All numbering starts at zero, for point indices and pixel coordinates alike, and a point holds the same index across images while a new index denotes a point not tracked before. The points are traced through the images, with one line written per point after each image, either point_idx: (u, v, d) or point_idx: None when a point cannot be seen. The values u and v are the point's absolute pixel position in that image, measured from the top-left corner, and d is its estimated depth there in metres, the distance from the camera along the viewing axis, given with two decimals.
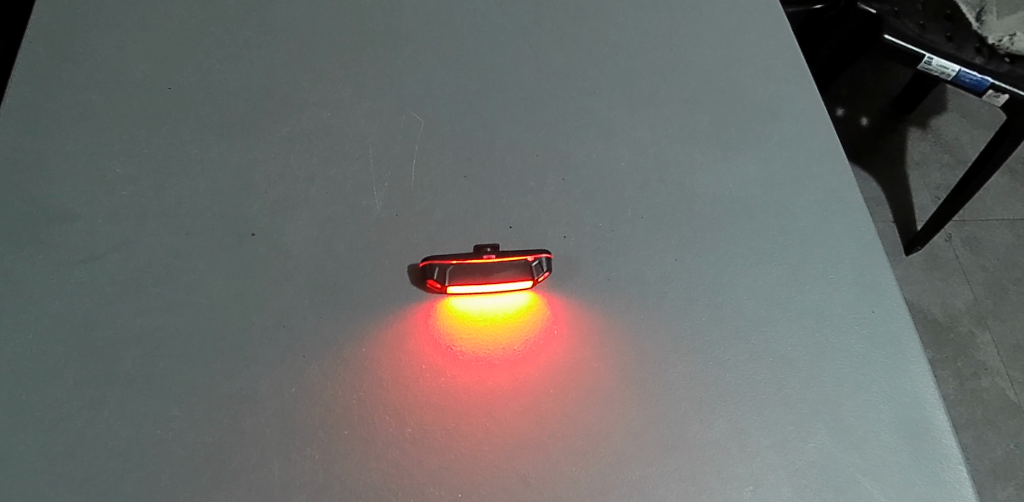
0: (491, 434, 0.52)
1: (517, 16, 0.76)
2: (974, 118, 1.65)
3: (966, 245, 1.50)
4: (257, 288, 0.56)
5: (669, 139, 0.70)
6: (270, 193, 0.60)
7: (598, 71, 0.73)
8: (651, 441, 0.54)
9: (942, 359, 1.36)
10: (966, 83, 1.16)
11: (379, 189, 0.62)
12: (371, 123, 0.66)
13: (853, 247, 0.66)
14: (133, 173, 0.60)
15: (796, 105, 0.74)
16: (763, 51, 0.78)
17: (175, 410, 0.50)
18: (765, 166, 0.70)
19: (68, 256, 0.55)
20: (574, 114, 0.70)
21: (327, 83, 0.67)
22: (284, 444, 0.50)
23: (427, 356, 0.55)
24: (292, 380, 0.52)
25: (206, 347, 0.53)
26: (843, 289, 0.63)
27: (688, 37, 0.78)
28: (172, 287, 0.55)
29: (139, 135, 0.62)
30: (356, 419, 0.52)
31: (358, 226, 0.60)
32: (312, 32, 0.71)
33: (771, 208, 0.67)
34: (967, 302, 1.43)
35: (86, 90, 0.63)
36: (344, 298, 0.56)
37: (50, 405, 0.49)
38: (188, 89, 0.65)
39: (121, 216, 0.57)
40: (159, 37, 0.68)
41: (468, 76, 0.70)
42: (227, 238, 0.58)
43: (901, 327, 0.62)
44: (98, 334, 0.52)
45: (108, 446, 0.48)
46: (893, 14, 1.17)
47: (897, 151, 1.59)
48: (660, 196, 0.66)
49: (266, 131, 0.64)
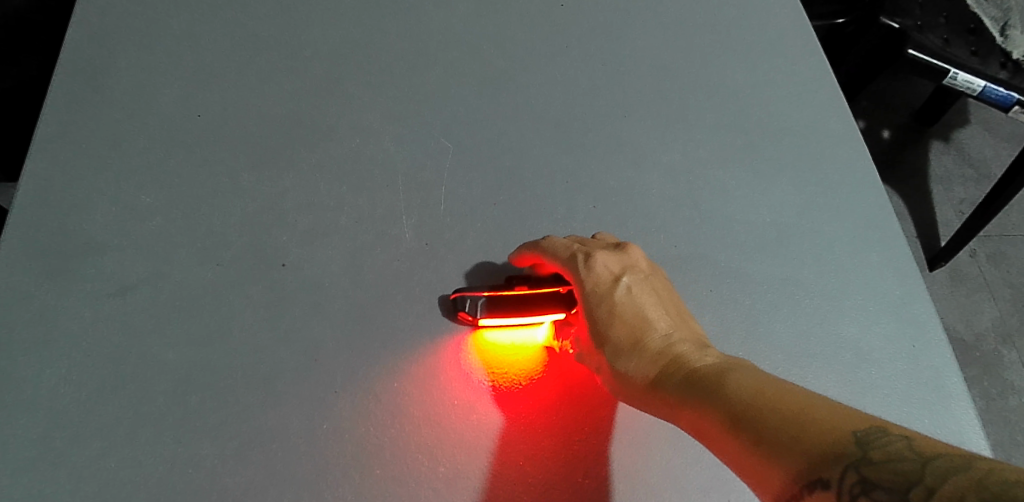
0: (524, 473, 0.52)
1: (544, 36, 0.75)
2: (999, 132, 1.63)
3: (992, 261, 1.47)
4: (287, 319, 0.55)
5: (700, 164, 0.69)
6: (298, 221, 0.60)
7: (625, 93, 0.73)
8: (689, 482, 0.53)
9: (969, 378, 1.33)
10: (993, 98, 1.14)
11: (409, 217, 0.61)
12: (399, 149, 0.65)
13: (890, 278, 0.65)
14: (165, 202, 0.59)
15: (828, 130, 0.73)
16: (792, 72, 0.77)
17: (206, 448, 0.49)
18: (797, 194, 0.69)
19: (97, 288, 0.54)
20: (603, 138, 0.69)
21: (355, 108, 0.67)
22: (315, 483, 0.49)
23: (459, 392, 0.54)
24: (324, 416, 0.52)
25: (236, 381, 0.52)
26: (880, 322, 0.63)
27: (717, 59, 0.77)
28: (203, 318, 0.54)
29: (170, 164, 0.61)
30: (389, 457, 0.51)
31: (390, 256, 0.59)
32: (340, 55, 0.70)
33: (804, 238, 0.66)
34: (994, 320, 1.40)
35: (118, 118, 0.63)
36: (375, 331, 0.56)
37: (82, 442, 0.49)
38: (219, 116, 0.65)
39: (153, 246, 0.57)
40: (190, 62, 0.68)
41: (496, 99, 0.70)
42: (256, 268, 0.57)
43: (942, 362, 0.61)
44: (131, 369, 0.52)
45: (139, 484, 0.48)
46: (918, 28, 1.14)
47: (921, 166, 1.56)
48: (691, 223, 0.65)
49: (296, 159, 0.63)
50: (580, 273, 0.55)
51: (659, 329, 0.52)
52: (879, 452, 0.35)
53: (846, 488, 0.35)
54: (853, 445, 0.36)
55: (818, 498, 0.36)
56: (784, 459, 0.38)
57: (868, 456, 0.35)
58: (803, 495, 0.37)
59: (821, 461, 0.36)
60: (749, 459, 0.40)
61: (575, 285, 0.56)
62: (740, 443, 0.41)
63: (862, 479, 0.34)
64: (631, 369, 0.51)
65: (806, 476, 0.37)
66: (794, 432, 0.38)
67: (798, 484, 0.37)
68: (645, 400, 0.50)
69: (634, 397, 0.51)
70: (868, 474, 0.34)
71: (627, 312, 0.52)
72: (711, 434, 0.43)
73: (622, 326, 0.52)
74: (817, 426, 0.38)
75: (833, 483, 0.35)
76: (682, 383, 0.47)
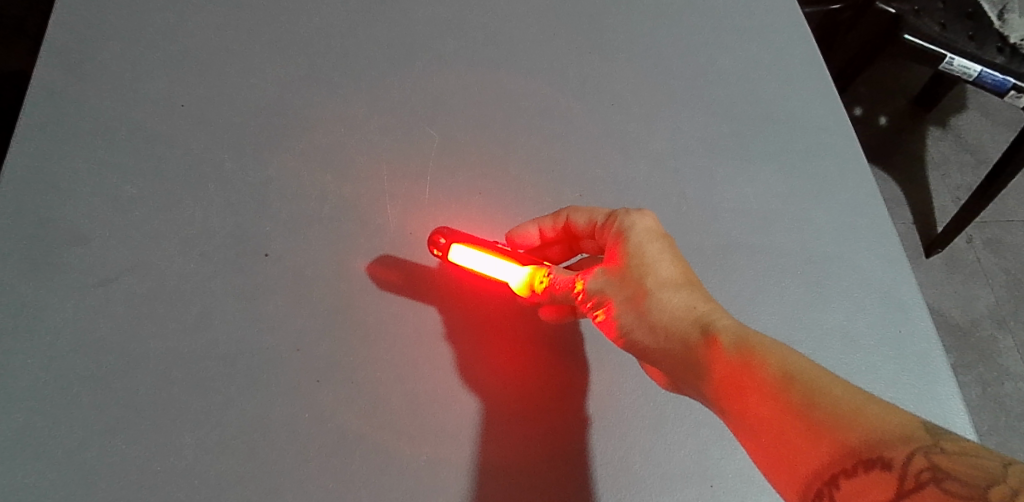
0: (505, 460, 0.53)
1: (532, 23, 0.75)
2: (996, 117, 1.62)
3: (988, 246, 1.47)
4: (270, 309, 0.55)
5: (688, 152, 0.69)
6: (282, 211, 0.60)
7: (614, 80, 0.72)
8: (669, 469, 0.54)
9: (964, 364, 1.34)
10: (989, 83, 1.12)
11: (394, 206, 0.61)
12: (384, 139, 0.65)
13: (877, 266, 0.65)
14: (147, 193, 0.59)
15: (817, 117, 0.73)
16: (782, 59, 0.77)
17: (187, 438, 0.50)
18: (784, 181, 0.68)
19: (79, 278, 0.54)
20: (590, 125, 0.69)
21: (340, 97, 0.67)
22: (298, 471, 0.50)
23: (441, 381, 0.55)
24: (307, 406, 0.52)
25: (218, 371, 0.52)
26: (866, 309, 0.63)
27: (706, 46, 0.76)
28: (185, 309, 0.54)
29: (153, 154, 0.61)
30: (372, 445, 0.51)
31: (374, 245, 0.59)
32: (325, 44, 0.70)
33: (791, 226, 0.66)
34: (989, 305, 1.40)
35: (99, 108, 0.63)
36: (358, 321, 0.56)
37: (64, 433, 0.49)
38: (202, 106, 0.64)
39: (135, 237, 0.57)
40: (173, 51, 0.67)
41: (482, 87, 0.69)
42: (239, 258, 0.57)
43: (927, 348, 0.62)
44: (112, 359, 0.52)
45: (121, 473, 0.48)
46: (915, 13, 1.12)
47: (918, 152, 1.55)
48: (677, 211, 0.65)
49: (280, 149, 0.63)
50: (628, 223, 0.53)
51: (700, 293, 0.50)
52: (954, 446, 0.35)
53: (912, 470, 0.34)
54: (926, 435, 0.36)
55: (877, 476, 0.35)
56: (847, 433, 0.37)
57: (942, 447, 0.35)
58: (857, 470, 0.36)
59: (889, 442, 0.36)
60: (797, 424, 0.39)
61: (614, 237, 0.53)
62: (793, 407, 0.40)
63: (933, 467, 0.34)
64: (665, 314, 0.48)
65: (867, 450, 0.36)
66: (861, 412, 0.38)
67: (855, 455, 0.36)
68: (676, 356, 0.47)
69: (656, 344, 0.48)
70: (941, 463, 0.34)
71: (676, 272, 0.50)
72: (755, 390, 0.42)
73: (667, 281, 0.49)
74: (886, 413, 0.38)
75: (899, 463, 0.35)
76: (727, 336, 0.45)
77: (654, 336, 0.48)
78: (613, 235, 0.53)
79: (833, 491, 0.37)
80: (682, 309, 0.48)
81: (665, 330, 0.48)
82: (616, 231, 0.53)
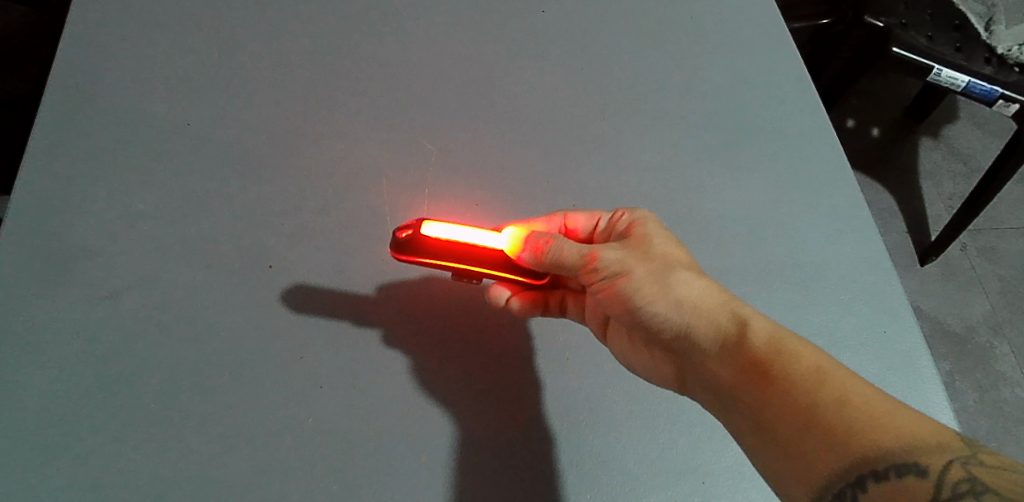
0: (501, 458, 0.54)
1: (527, 41, 0.77)
2: (985, 127, 1.64)
3: (982, 253, 1.49)
4: (275, 319, 0.57)
5: (679, 163, 0.71)
6: (285, 225, 0.62)
7: (606, 94, 0.74)
8: (662, 466, 0.55)
9: (961, 370, 1.35)
10: (977, 92, 1.15)
11: (393, 218, 0.64)
12: (384, 153, 0.67)
13: (864, 270, 0.67)
14: (154, 208, 0.61)
15: (805, 128, 0.75)
16: (770, 73, 0.79)
17: (196, 443, 0.52)
18: (773, 190, 0.71)
19: (89, 291, 0.56)
20: (584, 139, 0.71)
21: (341, 114, 0.69)
22: (303, 474, 0.52)
23: (437, 383, 0.57)
24: (311, 411, 0.54)
25: (224, 379, 0.54)
26: (853, 311, 0.65)
27: (696, 61, 0.78)
28: (192, 319, 0.56)
29: (160, 171, 0.63)
30: (374, 448, 0.53)
31: (374, 256, 0.61)
32: (327, 63, 0.72)
33: (780, 233, 0.68)
34: (984, 312, 1.42)
35: (108, 127, 0.65)
36: (359, 329, 0.58)
37: (77, 440, 0.51)
38: (207, 124, 0.66)
39: (142, 251, 0.59)
40: (179, 71, 0.69)
41: (478, 102, 0.72)
42: (244, 270, 0.59)
43: (914, 348, 0.63)
44: (122, 369, 0.53)
45: (132, 478, 0.50)
46: (902, 26, 1.14)
47: (909, 162, 1.58)
48: (669, 220, 0.67)
49: (283, 165, 0.65)
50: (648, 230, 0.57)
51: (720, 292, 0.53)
52: (989, 459, 0.37)
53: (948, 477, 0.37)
54: (961, 446, 0.39)
55: (911, 480, 0.38)
56: (878, 437, 0.40)
57: (977, 458, 0.37)
58: (886, 474, 0.39)
59: (924, 450, 0.39)
60: (823, 424, 0.43)
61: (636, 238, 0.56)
62: (822, 407, 0.43)
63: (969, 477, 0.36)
64: (688, 310, 0.51)
65: (901, 455, 0.39)
66: (891, 420, 0.41)
67: (885, 459, 0.39)
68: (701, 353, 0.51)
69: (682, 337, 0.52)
70: (977, 473, 0.36)
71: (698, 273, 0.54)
72: (781, 388, 0.45)
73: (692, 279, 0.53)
74: (918, 425, 0.41)
75: (935, 470, 0.37)
76: (753, 333, 0.49)
77: (679, 319, 0.52)
78: (627, 230, 0.58)
79: (858, 492, 0.40)
80: (708, 308, 0.51)
81: (695, 315, 0.51)
82: (638, 233, 0.57)
